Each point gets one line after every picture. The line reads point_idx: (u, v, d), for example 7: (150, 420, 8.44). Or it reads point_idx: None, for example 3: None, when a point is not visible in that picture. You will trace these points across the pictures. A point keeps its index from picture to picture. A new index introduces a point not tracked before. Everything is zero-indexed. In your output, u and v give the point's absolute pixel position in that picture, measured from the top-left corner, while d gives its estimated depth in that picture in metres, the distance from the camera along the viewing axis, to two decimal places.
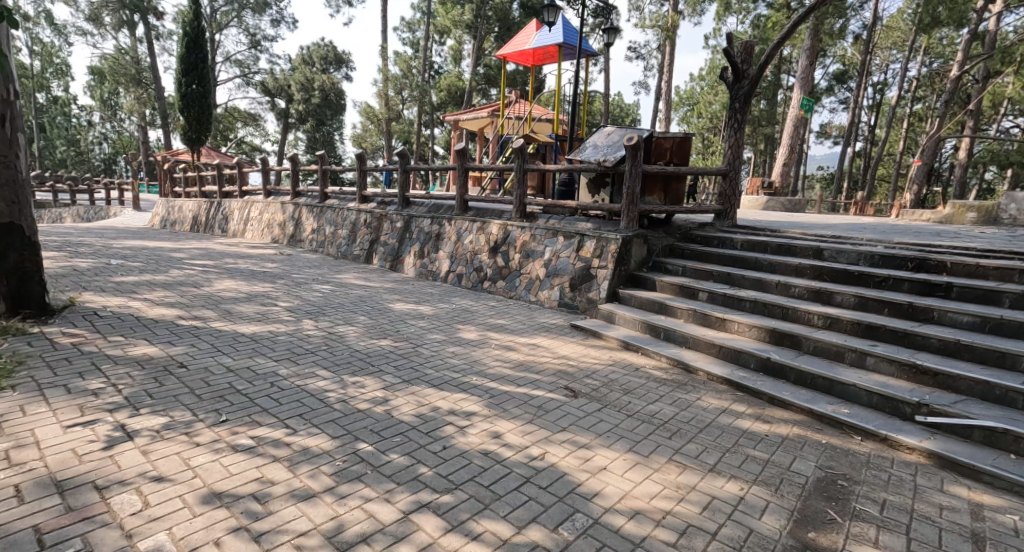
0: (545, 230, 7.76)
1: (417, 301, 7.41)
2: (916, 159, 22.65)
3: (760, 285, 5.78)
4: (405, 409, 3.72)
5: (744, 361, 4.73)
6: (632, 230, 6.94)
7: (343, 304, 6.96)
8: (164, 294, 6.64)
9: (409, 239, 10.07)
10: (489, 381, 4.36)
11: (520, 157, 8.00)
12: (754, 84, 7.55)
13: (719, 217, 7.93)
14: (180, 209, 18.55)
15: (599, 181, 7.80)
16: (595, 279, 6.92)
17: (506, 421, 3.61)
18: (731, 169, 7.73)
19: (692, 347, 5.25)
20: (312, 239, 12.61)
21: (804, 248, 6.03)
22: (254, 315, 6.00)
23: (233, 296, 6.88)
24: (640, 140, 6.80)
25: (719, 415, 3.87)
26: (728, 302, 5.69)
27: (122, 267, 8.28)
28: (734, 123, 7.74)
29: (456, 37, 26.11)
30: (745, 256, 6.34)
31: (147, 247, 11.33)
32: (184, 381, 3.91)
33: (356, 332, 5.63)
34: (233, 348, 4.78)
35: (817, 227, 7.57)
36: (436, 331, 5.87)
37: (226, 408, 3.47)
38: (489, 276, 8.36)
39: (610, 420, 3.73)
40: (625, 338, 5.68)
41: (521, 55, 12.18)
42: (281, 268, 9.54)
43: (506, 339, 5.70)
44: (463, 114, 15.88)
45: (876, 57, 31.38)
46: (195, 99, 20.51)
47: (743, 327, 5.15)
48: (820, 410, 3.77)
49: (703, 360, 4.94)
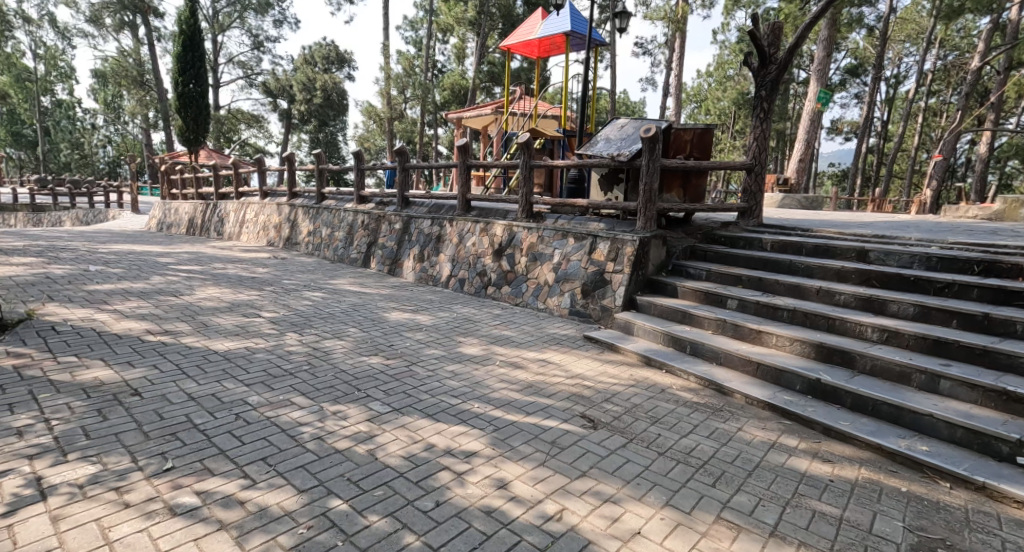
0: (554, 231, 7.14)
1: (414, 309, 6.83)
2: (936, 154, 21.86)
3: (798, 292, 5.16)
4: (393, 449, 3.11)
5: (787, 382, 4.11)
6: (649, 232, 6.32)
7: (334, 313, 6.35)
8: (139, 304, 6.06)
9: (409, 241, 9.48)
10: (494, 409, 3.76)
11: (526, 152, 7.39)
12: (782, 70, 6.89)
13: (743, 215, 7.28)
14: (176, 211, 18.07)
15: (612, 177, 7.16)
16: (610, 285, 6.28)
17: (514, 463, 3.00)
18: (756, 163, 7.07)
19: (724, 363, 4.64)
20: (308, 241, 12.05)
21: (846, 249, 5.42)
22: (233, 328, 5.41)
23: (215, 305, 6.30)
24: (657, 132, 6.17)
25: (770, 453, 3.26)
26: (763, 312, 5.07)
27: (101, 274, 7.74)
28: (759, 114, 7.08)
29: (459, 35, 25.56)
30: (778, 258, 5.71)
31: (136, 252, 10.81)
32: (133, 413, 3.31)
33: (344, 347, 5.03)
34: (203, 369, 4.19)
35: (851, 226, 6.91)
36: (434, 346, 5.26)
37: (174, 452, 2.87)
38: (493, 282, 7.74)
39: (639, 461, 3.12)
40: (645, 352, 5.06)
41: (526, 46, 11.57)
42: (272, 274, 8.95)
43: (512, 355, 5.08)
44: (465, 111, 15.24)
45: (889, 51, 30.53)
46: (192, 99, 20.02)
47: (783, 341, 4.54)
48: (892, 447, 3.15)
49: (738, 379, 4.32)
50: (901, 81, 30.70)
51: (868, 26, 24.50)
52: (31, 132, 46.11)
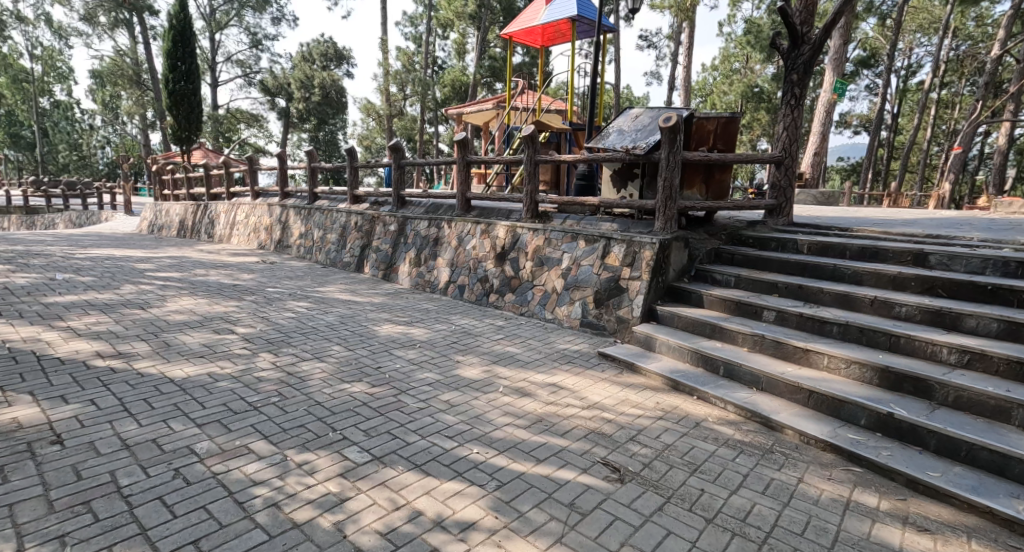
0: (562, 233, 6.46)
1: (407, 321, 6.14)
2: (954, 147, 21.05)
3: (848, 302, 4.47)
4: (367, 520, 2.45)
5: (849, 416, 3.44)
6: (669, 233, 5.64)
7: (318, 328, 5.66)
8: (97, 320, 5.38)
9: (404, 243, 8.79)
10: (497, 456, 3.10)
11: (530, 147, 6.69)
12: (817, 50, 6.15)
13: (772, 214, 6.58)
14: (167, 213, 17.43)
15: (625, 173, 6.48)
16: (627, 293, 5.59)
17: (523, 542, 2.39)
18: (786, 156, 6.36)
19: (766, 389, 3.96)
20: (300, 244, 11.38)
21: (900, 252, 4.75)
22: (198, 348, 4.72)
23: (185, 320, 5.61)
24: (678, 121, 5.49)
25: (846, 519, 2.62)
26: (808, 327, 4.38)
27: (67, 283, 7.09)
28: (789, 101, 6.37)
29: (459, 29, 24.93)
30: (819, 262, 5.03)
31: (116, 257, 10.16)
32: (44, 470, 2.64)
33: (324, 372, 4.36)
34: (149, 404, 3.50)
35: (893, 224, 6.22)
36: (428, 368, 4.57)
37: (77, 534, 2.22)
38: (496, 288, 7.05)
39: (681, 535, 2.48)
40: (672, 374, 4.37)
41: (529, 33, 10.88)
42: (256, 281, 8.28)
43: (517, 378, 4.39)
44: (466, 107, 14.52)
45: (901, 41, 29.63)
46: (184, 97, 19.32)
47: (836, 363, 3.86)
48: (1009, 513, 2.54)
49: (788, 411, 3.64)
50: (914, 72, 29.83)
51: (880, 14, 23.79)
52: (29, 133, 45.55)
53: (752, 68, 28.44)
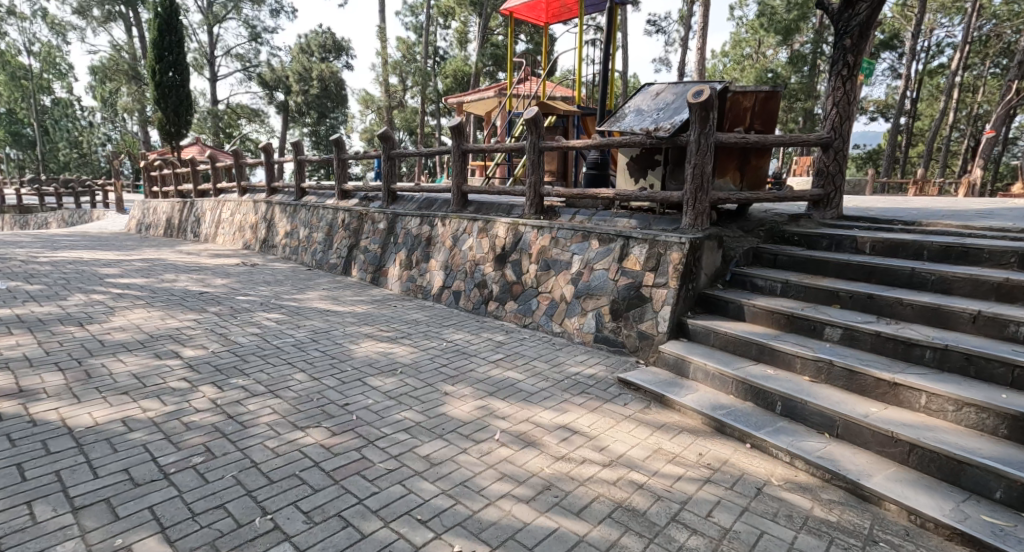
0: (571, 232, 5.51)
1: (392, 337, 5.22)
2: (987, 131, 19.65)
3: (938, 317, 3.51)
4: None
5: (975, 485, 2.52)
6: (700, 231, 4.69)
7: (281, 349, 4.73)
8: (16, 342, 4.49)
9: (394, 244, 7.87)
10: None
11: (532, 130, 5.70)
12: (875, 10, 5.09)
13: (817, 206, 5.61)
14: (155, 211, 16.62)
15: (645, 160, 5.51)
16: (651, 303, 4.64)
17: None
18: (834, 137, 5.40)
19: (846, 437, 3.00)
20: (285, 244, 10.49)
21: (1000, 252, 3.79)
22: (125, 382, 3.80)
23: (123, 341, 4.69)
24: (712, 94, 4.51)
25: None
26: (888, 349, 3.44)
27: (7, 294, 6.21)
28: (841, 72, 5.37)
29: (461, 18, 23.78)
30: (890, 265, 4.07)
31: (84, 260, 9.29)
32: None
33: (274, 413, 3.43)
34: (20, 474, 2.60)
35: (965, 218, 5.25)
36: (407, 405, 3.63)
37: None
38: (495, 296, 6.13)
39: None
40: (715, 413, 3.42)
41: (531, 9, 9.92)
42: (228, 288, 7.36)
43: (519, 419, 3.45)
44: (467, 95, 13.49)
45: (924, 22, 28.16)
46: (172, 88, 18.31)
47: (940, 402, 2.92)
48: None
49: (883, 473, 2.70)
50: (936, 55, 28.46)
51: None
52: (31, 132, 44.87)
53: (765, 53, 27.30)
